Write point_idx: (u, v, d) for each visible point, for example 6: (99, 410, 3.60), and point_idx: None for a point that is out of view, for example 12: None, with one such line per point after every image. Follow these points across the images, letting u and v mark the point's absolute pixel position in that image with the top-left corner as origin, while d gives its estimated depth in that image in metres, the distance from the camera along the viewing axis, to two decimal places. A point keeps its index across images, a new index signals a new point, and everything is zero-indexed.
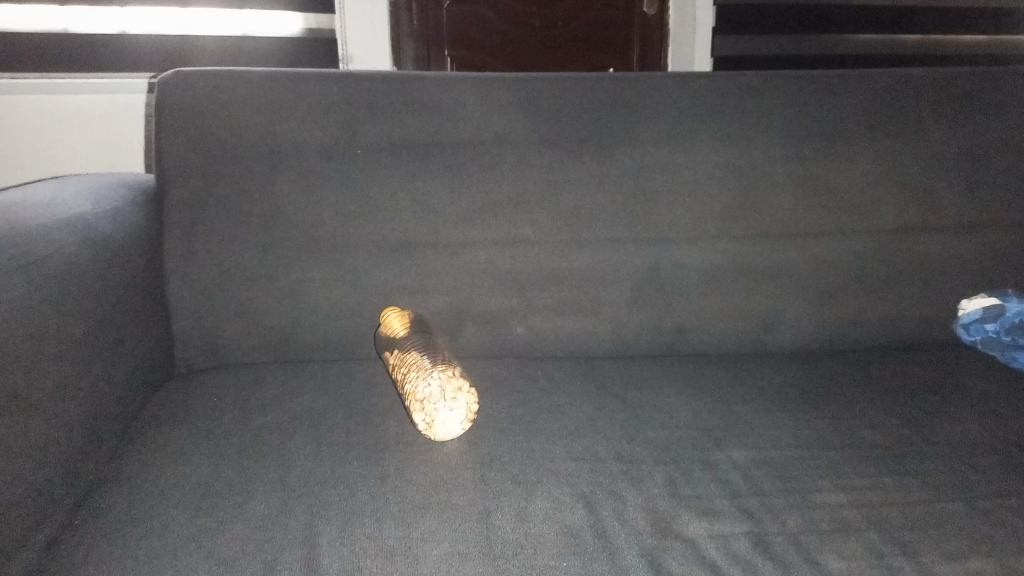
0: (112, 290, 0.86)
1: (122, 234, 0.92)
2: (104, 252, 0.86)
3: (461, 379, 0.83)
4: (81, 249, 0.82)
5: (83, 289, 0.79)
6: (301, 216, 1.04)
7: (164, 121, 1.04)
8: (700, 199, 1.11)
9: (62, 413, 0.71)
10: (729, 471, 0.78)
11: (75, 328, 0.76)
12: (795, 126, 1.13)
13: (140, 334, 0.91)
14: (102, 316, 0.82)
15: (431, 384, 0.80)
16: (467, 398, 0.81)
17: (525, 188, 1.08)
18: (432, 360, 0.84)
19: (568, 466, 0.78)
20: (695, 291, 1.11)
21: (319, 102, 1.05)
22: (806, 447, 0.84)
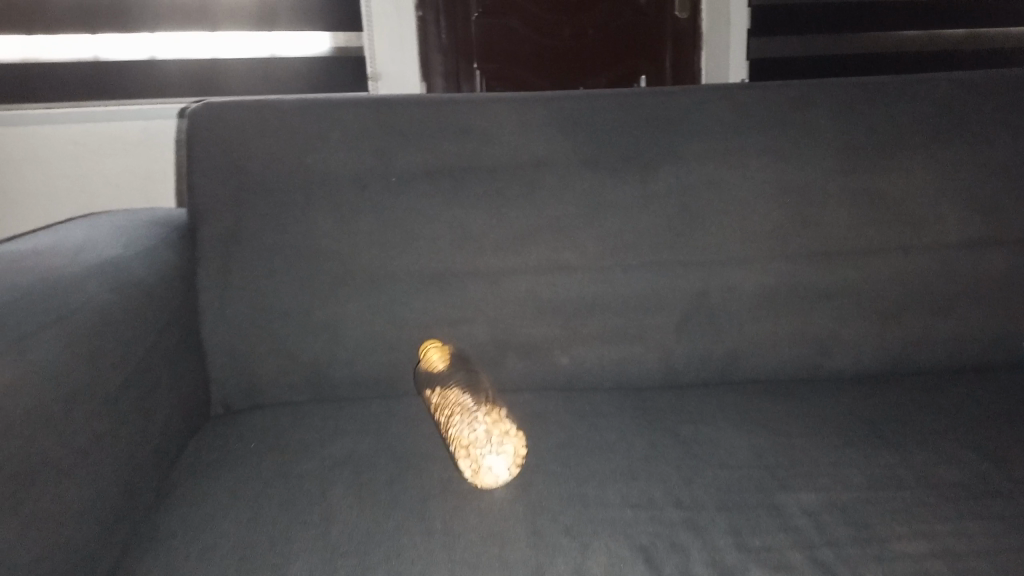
0: (146, 335, 0.83)
1: (156, 275, 0.90)
2: (137, 295, 0.84)
3: (506, 422, 0.80)
4: (113, 296, 0.80)
5: (115, 338, 0.77)
6: (336, 248, 1.01)
7: (194, 153, 1.02)
8: (750, 219, 1.06)
9: (95, 474, 0.68)
10: (799, 518, 0.73)
11: (106, 379, 0.73)
12: (849, 138, 1.07)
13: (176, 377, 0.89)
14: (136, 363, 0.80)
15: (477, 429, 0.77)
16: (514, 443, 0.78)
17: (566, 212, 1.04)
18: (477, 402, 0.81)
19: (625, 514, 0.74)
20: (748, 314, 1.06)
21: (352, 130, 1.02)
22: (878, 488, 0.78)
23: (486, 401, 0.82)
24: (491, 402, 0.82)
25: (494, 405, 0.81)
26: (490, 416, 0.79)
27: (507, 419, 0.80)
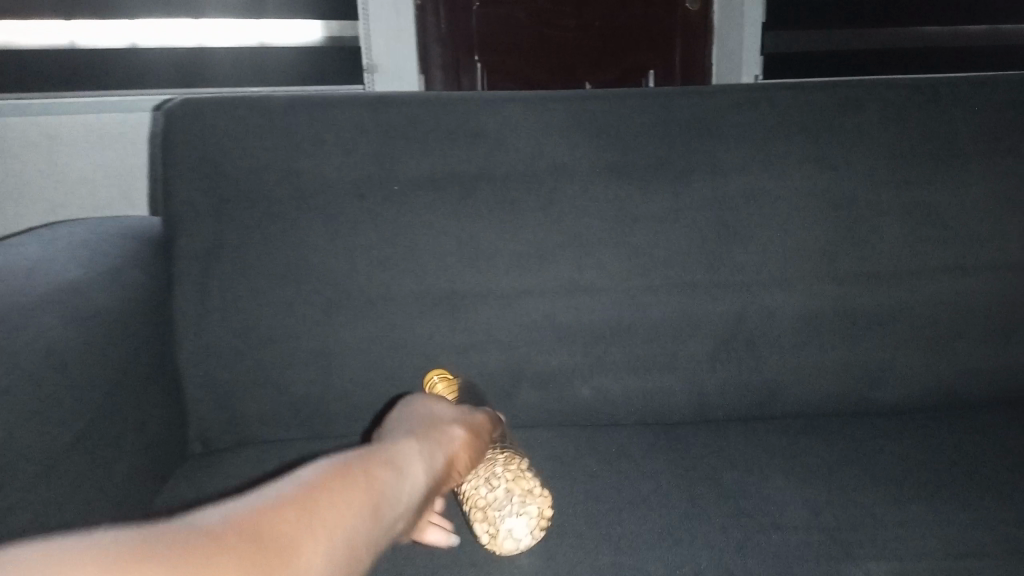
0: (109, 377, 0.73)
1: (121, 301, 0.78)
2: (95, 332, 0.72)
3: (531, 477, 0.70)
4: (58, 340, 0.68)
5: (61, 391, 0.65)
6: (330, 265, 0.90)
7: (168, 157, 0.90)
8: (792, 234, 0.95)
9: None
10: None
11: (47, 442, 0.62)
12: (903, 144, 0.96)
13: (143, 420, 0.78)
14: (91, 413, 0.69)
15: (495, 488, 0.68)
16: (539, 503, 0.68)
17: (589, 227, 0.93)
18: (500, 456, 0.72)
19: None
20: (789, 341, 0.95)
21: (348, 132, 0.90)
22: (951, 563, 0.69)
23: (511, 454, 0.73)
24: (519, 458, 0.73)
25: (521, 460, 0.73)
26: (514, 473, 0.70)
27: (535, 478, 0.70)
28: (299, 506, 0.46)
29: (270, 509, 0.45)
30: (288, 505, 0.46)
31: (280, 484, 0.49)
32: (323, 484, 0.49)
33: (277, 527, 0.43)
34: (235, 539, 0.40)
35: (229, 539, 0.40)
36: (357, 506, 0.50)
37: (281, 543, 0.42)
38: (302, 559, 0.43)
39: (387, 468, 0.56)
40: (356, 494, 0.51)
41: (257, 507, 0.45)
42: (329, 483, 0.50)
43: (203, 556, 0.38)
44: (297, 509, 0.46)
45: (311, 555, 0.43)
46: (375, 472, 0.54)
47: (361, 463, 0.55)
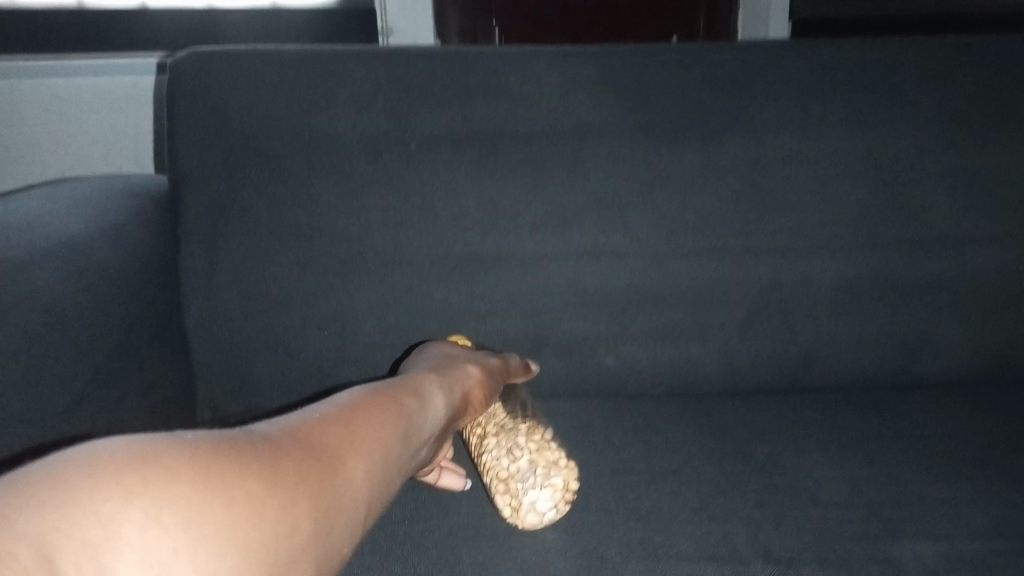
0: (104, 344, 0.69)
1: (118, 265, 0.74)
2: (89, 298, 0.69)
3: (555, 448, 0.67)
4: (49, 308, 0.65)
5: (42, 356, 0.62)
6: (344, 226, 0.86)
7: (175, 112, 0.86)
8: (831, 198, 0.89)
9: None
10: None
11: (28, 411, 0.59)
12: (951, 103, 0.90)
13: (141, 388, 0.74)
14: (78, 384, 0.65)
15: (518, 459, 0.65)
16: (565, 475, 0.65)
17: (617, 188, 0.88)
18: (526, 426, 0.69)
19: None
20: (824, 311, 0.90)
21: (364, 87, 0.86)
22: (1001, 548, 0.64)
23: (538, 424, 0.70)
24: (546, 428, 0.70)
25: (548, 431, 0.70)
26: (538, 442, 0.67)
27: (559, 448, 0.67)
28: (340, 424, 0.51)
29: (315, 426, 0.50)
30: (331, 424, 0.51)
31: (322, 405, 0.54)
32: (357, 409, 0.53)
33: (323, 442, 0.49)
34: (288, 450, 0.46)
35: (283, 448, 0.46)
36: (386, 432, 0.54)
37: (322, 457, 0.47)
38: (336, 476, 0.47)
39: (413, 397, 0.60)
40: (387, 419, 0.55)
41: (305, 422, 0.50)
42: (365, 406, 0.55)
43: (264, 461, 0.44)
44: (333, 431, 0.50)
45: (350, 470, 0.49)
46: (402, 401, 0.58)
47: (391, 390, 0.59)
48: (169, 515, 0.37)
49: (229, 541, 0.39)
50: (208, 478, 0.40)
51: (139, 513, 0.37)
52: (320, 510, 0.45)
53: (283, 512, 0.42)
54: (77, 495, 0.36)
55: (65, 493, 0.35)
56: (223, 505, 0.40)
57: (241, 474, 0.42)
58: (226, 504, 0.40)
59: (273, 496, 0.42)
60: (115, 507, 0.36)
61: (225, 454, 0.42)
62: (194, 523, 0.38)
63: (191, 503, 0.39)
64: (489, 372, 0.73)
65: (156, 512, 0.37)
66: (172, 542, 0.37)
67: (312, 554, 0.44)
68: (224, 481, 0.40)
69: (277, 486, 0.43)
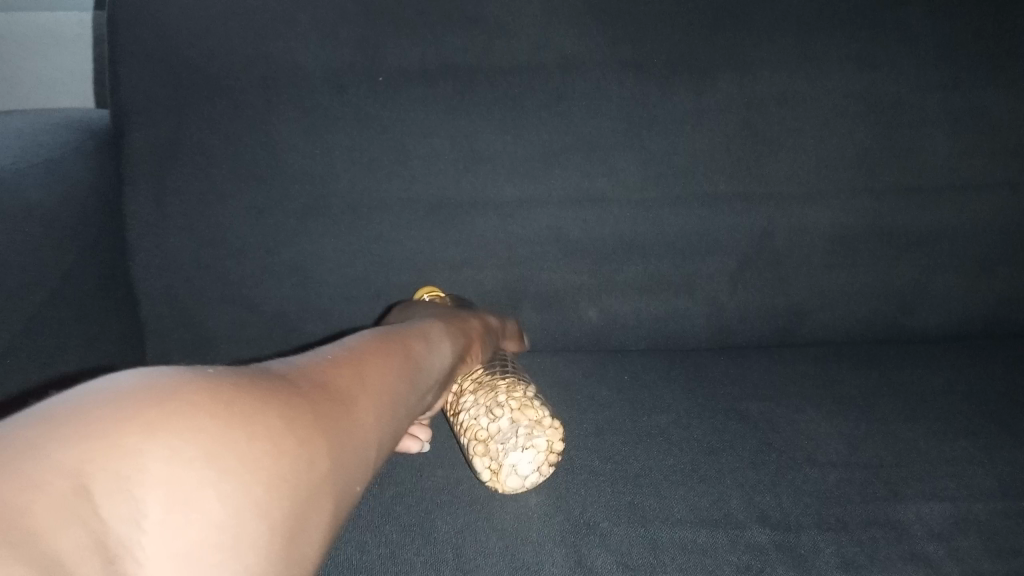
0: (36, 295, 0.62)
1: (50, 204, 0.66)
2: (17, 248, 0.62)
3: (539, 404, 0.61)
4: None
5: None
6: (307, 169, 0.79)
7: (113, 36, 0.76)
8: (829, 142, 0.84)
9: None
10: (912, 550, 0.58)
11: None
12: (958, 41, 0.84)
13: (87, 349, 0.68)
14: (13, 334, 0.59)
15: (496, 418, 0.60)
16: (547, 434, 0.59)
17: (602, 128, 0.82)
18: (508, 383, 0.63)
19: (687, 551, 0.57)
20: (818, 262, 0.86)
21: (327, 12, 0.78)
22: (999, 507, 0.61)
23: (520, 382, 0.65)
24: (529, 386, 0.64)
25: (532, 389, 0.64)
26: (519, 401, 0.61)
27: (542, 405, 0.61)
28: (363, 357, 0.48)
29: (334, 363, 0.46)
30: (351, 362, 0.46)
31: (339, 345, 0.50)
32: (377, 344, 0.50)
33: (342, 379, 0.44)
34: (310, 384, 0.42)
35: (303, 384, 0.42)
36: (406, 368, 0.51)
37: (349, 388, 0.44)
38: (365, 407, 0.44)
39: (424, 337, 0.57)
40: (405, 355, 0.52)
41: (324, 360, 0.46)
42: (383, 346, 0.51)
43: (286, 393, 0.40)
44: (357, 364, 0.47)
45: (371, 408, 0.45)
46: (413, 342, 0.55)
47: (403, 331, 0.56)
48: (191, 448, 0.34)
49: (256, 473, 0.36)
50: (226, 409, 0.36)
51: (161, 444, 0.33)
52: (343, 445, 0.41)
53: (316, 441, 0.39)
54: (96, 426, 0.32)
55: (83, 424, 0.32)
56: (248, 435, 0.36)
57: (260, 407, 0.38)
58: (259, 433, 0.37)
59: (296, 430, 0.38)
60: (135, 438, 0.33)
61: (244, 387, 0.38)
62: (226, 452, 0.35)
63: (216, 433, 0.35)
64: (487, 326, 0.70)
65: (186, 442, 0.34)
66: (198, 476, 0.34)
67: (342, 490, 0.41)
68: (249, 412, 0.37)
69: (308, 415, 0.40)
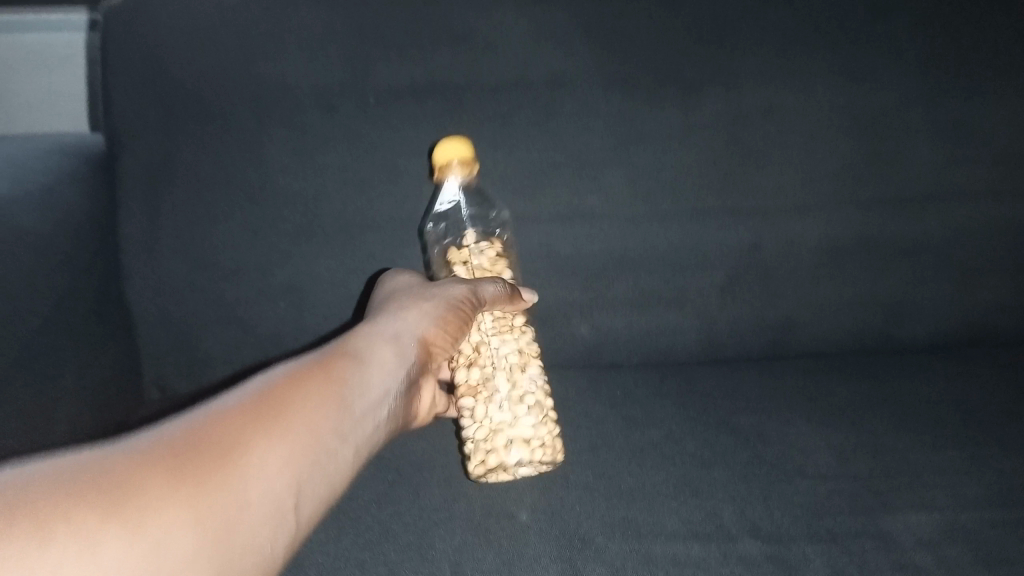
0: (29, 317, 0.63)
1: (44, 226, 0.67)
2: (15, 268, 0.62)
3: (540, 414, 0.65)
4: None
5: None
6: (299, 189, 0.79)
7: (107, 61, 0.77)
8: (814, 155, 0.85)
9: None
10: (904, 558, 0.58)
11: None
12: (938, 54, 0.86)
13: (84, 372, 0.69)
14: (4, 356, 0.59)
15: (507, 443, 0.63)
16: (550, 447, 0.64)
17: (590, 145, 0.83)
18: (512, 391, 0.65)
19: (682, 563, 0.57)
20: (806, 274, 0.87)
21: (313, 32, 0.78)
22: (991, 514, 0.62)
23: (528, 386, 0.66)
24: (536, 394, 0.66)
25: (537, 399, 0.65)
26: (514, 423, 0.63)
27: (539, 429, 0.64)
28: (262, 407, 0.45)
29: (238, 407, 0.44)
30: (258, 403, 0.45)
31: (252, 381, 0.48)
32: (283, 388, 0.47)
33: (245, 425, 0.43)
34: (185, 452, 0.39)
35: (210, 438, 0.41)
36: (319, 409, 0.48)
37: (235, 448, 0.42)
38: (254, 467, 0.42)
39: (350, 362, 0.54)
40: (320, 394, 0.49)
41: (227, 405, 0.44)
42: (298, 377, 0.49)
43: (149, 469, 0.37)
44: (252, 417, 0.44)
45: (270, 460, 0.43)
46: (333, 372, 0.51)
47: (324, 359, 0.52)
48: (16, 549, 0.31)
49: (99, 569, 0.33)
50: (121, 483, 0.36)
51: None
52: (248, 497, 0.41)
53: (179, 519, 0.37)
54: None
55: None
56: (86, 529, 0.33)
57: (147, 480, 0.37)
58: (104, 524, 0.34)
59: (166, 509, 0.36)
60: None
61: (138, 456, 0.38)
62: (59, 551, 0.32)
63: (43, 531, 0.32)
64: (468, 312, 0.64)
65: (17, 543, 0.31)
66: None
67: (221, 564, 0.38)
68: (88, 502, 0.34)
69: (171, 491, 0.37)
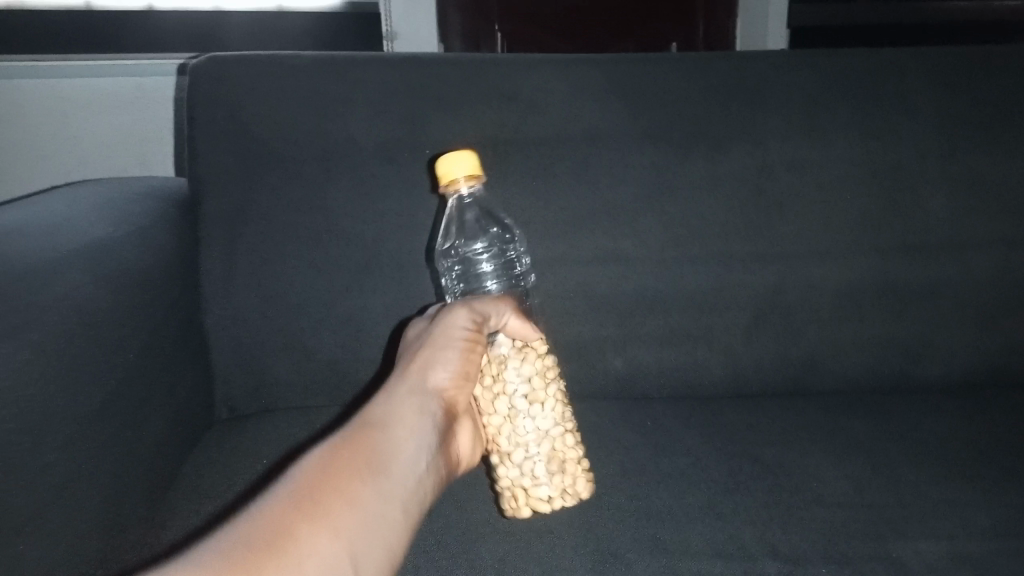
0: (141, 332, 0.71)
1: (148, 257, 0.76)
2: (128, 285, 0.71)
3: (560, 464, 0.68)
4: (96, 284, 0.66)
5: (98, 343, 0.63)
6: (359, 231, 0.87)
7: (195, 115, 0.87)
8: (835, 205, 0.91)
9: (65, 524, 0.55)
10: None
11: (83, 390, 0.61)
12: (950, 113, 0.92)
13: (171, 389, 0.77)
14: (125, 368, 0.67)
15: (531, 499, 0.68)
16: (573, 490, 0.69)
17: (625, 194, 0.90)
18: (528, 441, 0.68)
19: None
20: (827, 316, 0.93)
21: (377, 91, 0.87)
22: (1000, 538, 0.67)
23: (545, 432, 0.69)
24: (555, 443, 0.69)
25: (554, 447, 0.69)
26: (532, 479, 0.67)
27: (556, 483, 0.68)
28: (305, 489, 0.48)
29: (281, 493, 0.47)
30: (296, 487, 0.48)
31: (288, 470, 0.51)
32: (322, 466, 0.50)
33: (289, 513, 0.45)
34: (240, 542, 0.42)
35: (260, 527, 0.44)
36: (358, 479, 0.51)
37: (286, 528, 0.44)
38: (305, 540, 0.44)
39: (380, 429, 0.56)
40: (357, 464, 0.52)
41: (269, 497, 0.47)
42: (332, 453, 0.52)
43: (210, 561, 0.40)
44: (296, 499, 0.47)
45: (318, 533, 0.45)
46: (365, 441, 0.54)
47: (356, 433, 0.55)
48: None
49: None
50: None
51: None
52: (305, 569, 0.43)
53: None
54: None
55: None
56: None
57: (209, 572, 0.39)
58: None
59: None
60: None
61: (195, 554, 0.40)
62: None
63: None
64: (476, 338, 0.67)
65: None
66: None
67: None
68: None
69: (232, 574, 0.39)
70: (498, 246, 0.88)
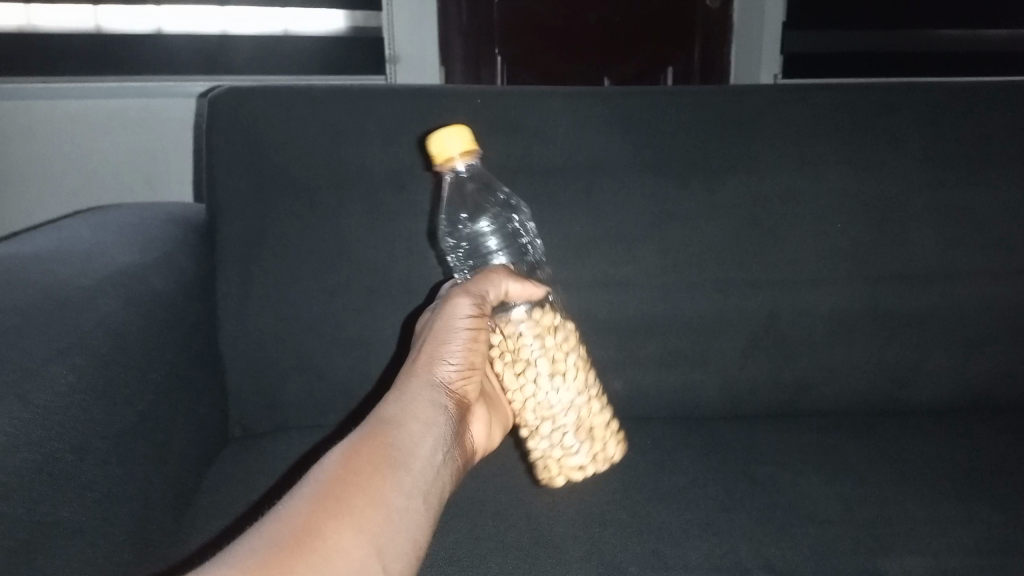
0: (165, 355, 0.75)
1: (171, 284, 0.80)
2: (155, 311, 0.74)
3: (588, 433, 0.73)
4: (126, 311, 0.70)
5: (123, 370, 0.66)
6: (371, 256, 0.91)
7: (213, 144, 0.90)
8: (826, 234, 0.96)
9: (99, 536, 0.58)
10: None
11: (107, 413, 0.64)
12: (938, 146, 0.96)
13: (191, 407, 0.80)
14: (152, 389, 0.70)
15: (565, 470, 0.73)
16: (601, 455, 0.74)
17: (626, 222, 0.94)
18: (556, 413, 0.72)
19: None
20: (819, 340, 0.96)
21: (390, 122, 0.91)
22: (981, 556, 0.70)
23: (570, 403, 0.72)
24: (581, 413, 0.73)
25: (580, 415, 0.73)
26: (564, 449, 0.73)
27: (586, 449, 0.73)
28: (330, 495, 0.50)
29: (308, 497, 0.50)
30: (320, 494, 0.50)
31: (309, 472, 0.53)
32: (343, 472, 0.52)
33: (312, 517, 0.48)
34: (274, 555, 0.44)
35: (290, 537, 0.46)
36: (379, 482, 0.53)
37: (316, 538, 0.47)
38: (335, 550, 0.47)
39: (396, 426, 0.58)
40: (377, 468, 0.54)
41: (296, 504, 0.49)
42: (351, 457, 0.54)
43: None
44: (322, 507, 0.49)
45: (345, 541, 0.48)
46: (382, 442, 0.56)
47: (373, 432, 0.57)
48: None
49: None
50: None
51: None
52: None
53: None
54: None
55: None
56: None
57: None
58: None
59: None
60: None
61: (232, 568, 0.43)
62: None
63: None
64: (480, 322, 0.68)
65: None
66: None
67: None
68: None
69: None
70: (502, 222, 0.88)
